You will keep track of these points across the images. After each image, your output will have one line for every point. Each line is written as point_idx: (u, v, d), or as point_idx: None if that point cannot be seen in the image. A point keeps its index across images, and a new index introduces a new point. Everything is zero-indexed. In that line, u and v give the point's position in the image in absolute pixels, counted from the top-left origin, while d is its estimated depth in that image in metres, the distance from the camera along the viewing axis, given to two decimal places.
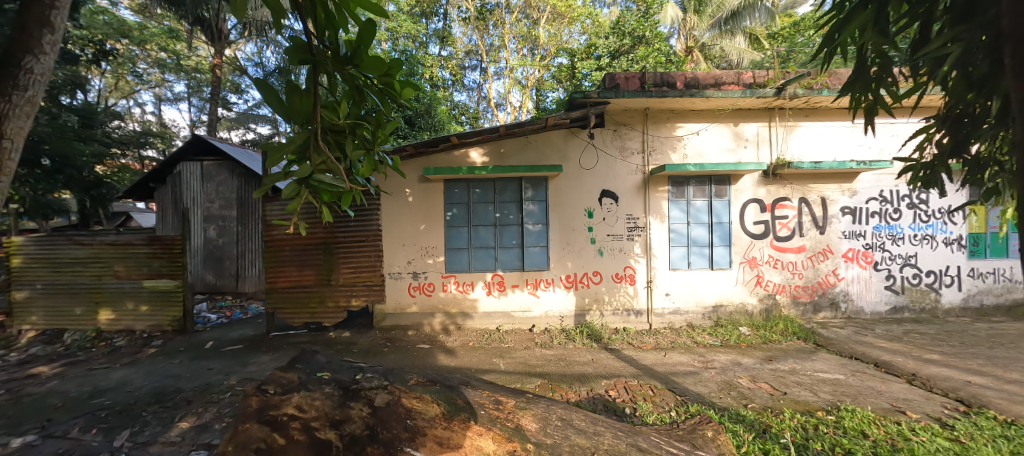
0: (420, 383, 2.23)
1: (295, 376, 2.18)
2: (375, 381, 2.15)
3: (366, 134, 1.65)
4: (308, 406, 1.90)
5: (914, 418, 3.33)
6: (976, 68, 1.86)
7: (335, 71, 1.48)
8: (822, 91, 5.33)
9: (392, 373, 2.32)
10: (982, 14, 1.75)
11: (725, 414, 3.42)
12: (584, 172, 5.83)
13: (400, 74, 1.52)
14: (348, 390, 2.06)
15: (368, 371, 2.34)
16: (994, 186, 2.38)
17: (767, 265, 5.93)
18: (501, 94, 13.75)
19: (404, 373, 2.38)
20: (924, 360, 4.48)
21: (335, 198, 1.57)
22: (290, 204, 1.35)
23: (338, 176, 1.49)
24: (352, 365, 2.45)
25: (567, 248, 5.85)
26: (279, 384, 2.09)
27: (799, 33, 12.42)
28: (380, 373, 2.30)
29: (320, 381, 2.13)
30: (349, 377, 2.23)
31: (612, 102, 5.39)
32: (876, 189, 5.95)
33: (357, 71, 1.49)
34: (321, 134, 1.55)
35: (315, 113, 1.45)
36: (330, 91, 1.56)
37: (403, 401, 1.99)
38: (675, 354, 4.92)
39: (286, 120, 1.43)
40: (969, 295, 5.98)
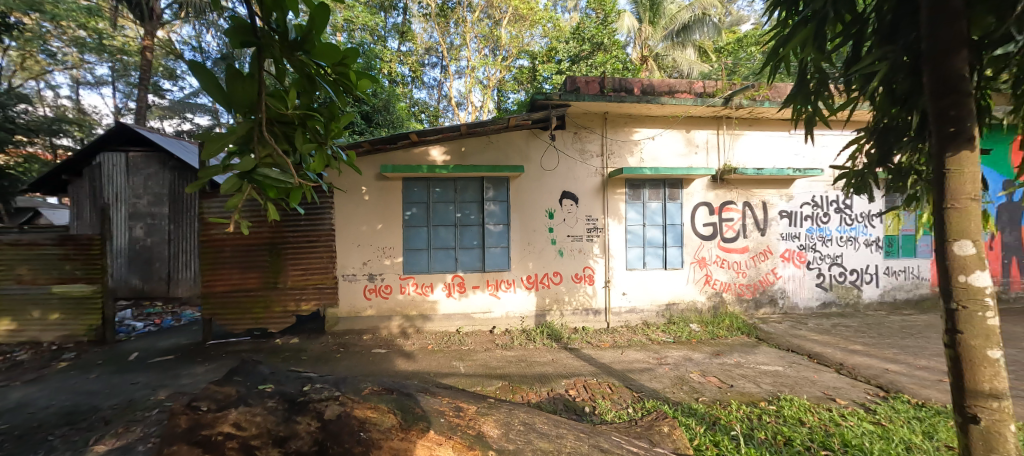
0: (375, 392, 2.15)
1: (232, 391, 2.03)
2: (325, 392, 2.04)
3: (317, 126, 1.56)
4: (247, 423, 1.78)
5: (842, 404, 3.63)
6: (898, 85, 2.10)
7: (283, 59, 1.39)
8: (764, 103, 5.73)
9: (345, 383, 2.21)
10: (902, 38, 2.01)
11: (678, 409, 3.57)
12: (545, 173, 5.88)
13: (356, 63, 1.43)
14: (294, 403, 1.94)
15: (317, 381, 2.21)
16: (913, 193, 2.63)
17: (715, 264, 6.25)
18: (461, 93, 13.63)
19: (358, 381, 2.29)
20: (850, 350, 4.90)
21: (282, 194, 1.48)
22: (231, 199, 1.26)
23: (286, 171, 1.41)
24: (300, 375, 2.32)
25: (528, 249, 5.88)
26: (213, 400, 1.94)
27: (743, 49, 13.32)
28: (330, 384, 2.19)
29: (262, 395, 1.99)
30: (295, 388, 2.10)
31: (572, 105, 5.48)
32: (810, 195, 6.44)
33: (307, 58, 1.40)
34: (268, 125, 1.46)
35: (259, 102, 1.36)
36: (276, 78, 1.45)
37: (357, 412, 1.90)
38: (631, 351, 5.07)
39: (226, 107, 1.32)
40: (887, 292, 6.60)
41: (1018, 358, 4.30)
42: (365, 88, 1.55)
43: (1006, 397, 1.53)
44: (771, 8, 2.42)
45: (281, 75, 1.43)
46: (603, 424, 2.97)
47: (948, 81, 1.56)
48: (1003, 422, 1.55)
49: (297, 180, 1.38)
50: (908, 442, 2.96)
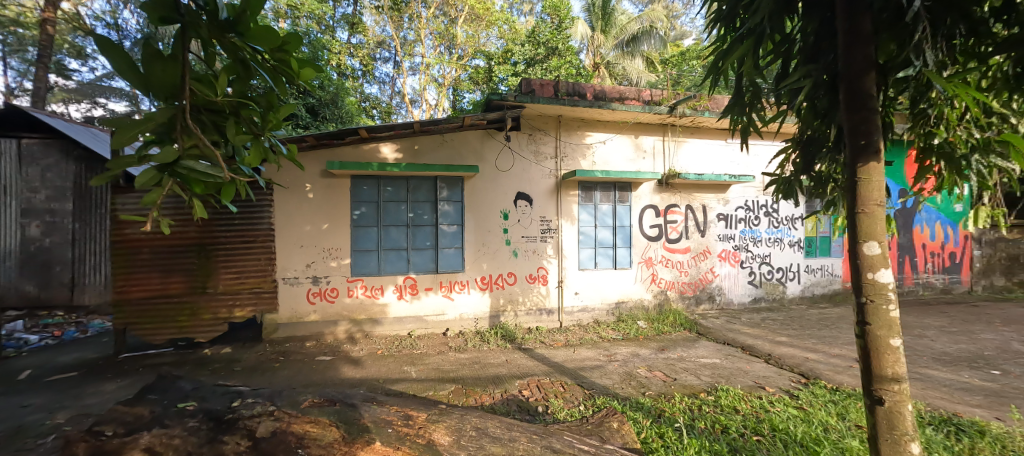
0: (316, 405, 2.03)
1: (145, 411, 1.83)
2: (257, 408, 1.91)
3: (253, 117, 1.46)
4: (165, 447, 1.61)
5: (771, 392, 3.96)
6: (818, 101, 2.33)
7: (213, 40, 1.28)
8: (705, 113, 6.12)
9: (282, 397, 2.07)
10: (823, 58, 2.26)
11: (626, 404, 3.71)
12: (500, 173, 5.89)
13: (298, 51, 1.36)
14: (220, 421, 1.79)
15: (248, 396, 2.05)
16: (831, 198, 2.92)
17: (660, 264, 6.58)
18: (416, 90, 13.33)
19: (296, 393, 2.15)
20: (777, 342, 5.35)
21: (210, 189, 1.35)
22: (147, 195, 1.13)
23: (214, 163, 1.29)
24: (229, 390, 2.14)
25: (483, 250, 5.85)
26: (121, 422, 1.73)
27: (687, 62, 14.19)
28: (263, 397, 2.04)
29: (182, 414, 1.82)
30: (222, 405, 1.94)
31: (527, 107, 5.51)
32: (743, 199, 6.96)
33: (241, 41, 1.30)
34: (194, 113, 1.36)
35: (183, 86, 1.23)
36: (205, 62, 1.33)
37: (295, 427, 1.78)
38: (583, 349, 5.20)
39: (144, 93, 1.20)
40: (807, 288, 7.29)
41: (912, 344, 4.90)
42: (309, 79, 1.49)
43: (905, 380, 1.74)
44: (712, 24, 2.61)
45: (212, 61, 1.32)
46: (556, 423, 3.02)
47: (859, 98, 1.78)
48: (899, 400, 1.78)
49: (228, 175, 1.26)
50: (826, 424, 3.28)
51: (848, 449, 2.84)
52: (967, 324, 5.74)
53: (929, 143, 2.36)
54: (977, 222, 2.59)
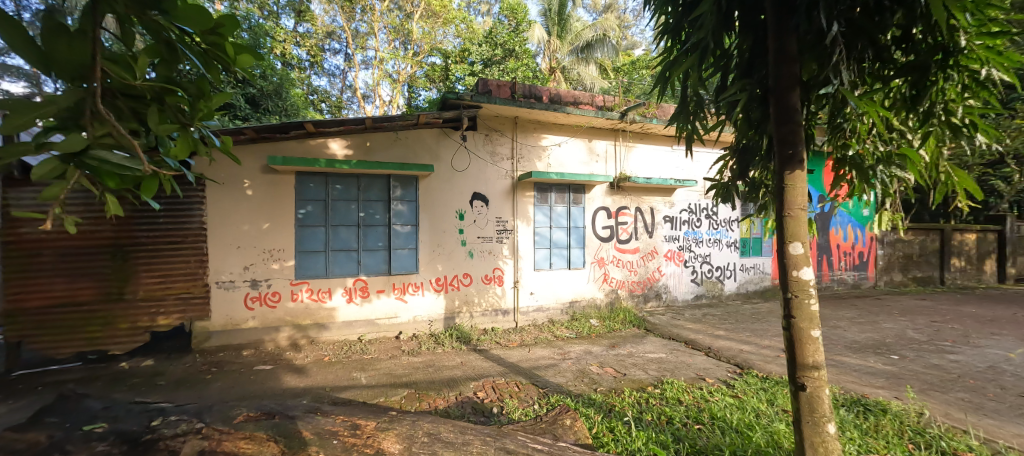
0: (251, 419, 1.88)
1: (42, 436, 1.60)
2: (182, 426, 1.73)
3: (181, 104, 1.36)
4: None
5: (710, 382, 4.24)
6: (752, 114, 2.57)
7: (130, 16, 1.13)
8: (653, 120, 6.47)
9: (211, 412, 1.89)
10: (757, 74, 2.48)
11: (579, 401, 3.81)
12: (455, 173, 5.82)
13: (233, 35, 1.26)
14: (136, 443, 1.61)
15: (171, 413, 1.86)
16: (763, 202, 3.19)
17: (612, 264, 6.83)
18: (368, 85, 12.88)
19: (227, 408, 1.98)
20: (716, 335, 5.74)
21: (127, 182, 1.25)
22: (52, 190, 1.03)
23: (133, 155, 1.19)
24: (149, 407, 1.93)
25: (438, 251, 5.75)
26: (12, 450, 1.50)
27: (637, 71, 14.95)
28: (189, 414, 1.86)
29: (88, 438, 1.61)
30: (139, 425, 1.74)
31: (484, 107, 5.50)
32: (687, 202, 7.41)
33: (165, 19, 1.17)
34: (109, 97, 1.25)
35: (94, 67, 1.10)
36: (121, 41, 1.19)
37: (226, 445, 1.63)
38: (537, 348, 5.27)
39: (44, 71, 1.05)
40: (742, 285, 7.89)
41: (828, 334, 5.47)
42: (246, 65, 1.38)
43: (822, 367, 2.01)
44: (660, 36, 2.77)
45: (130, 41, 1.20)
46: (510, 423, 3.03)
47: (786, 112, 2.11)
48: (815, 385, 2.05)
49: (150, 169, 1.18)
50: (757, 410, 3.56)
51: (776, 431, 3.10)
52: (872, 315, 6.49)
53: (844, 154, 2.66)
54: (881, 225, 2.95)
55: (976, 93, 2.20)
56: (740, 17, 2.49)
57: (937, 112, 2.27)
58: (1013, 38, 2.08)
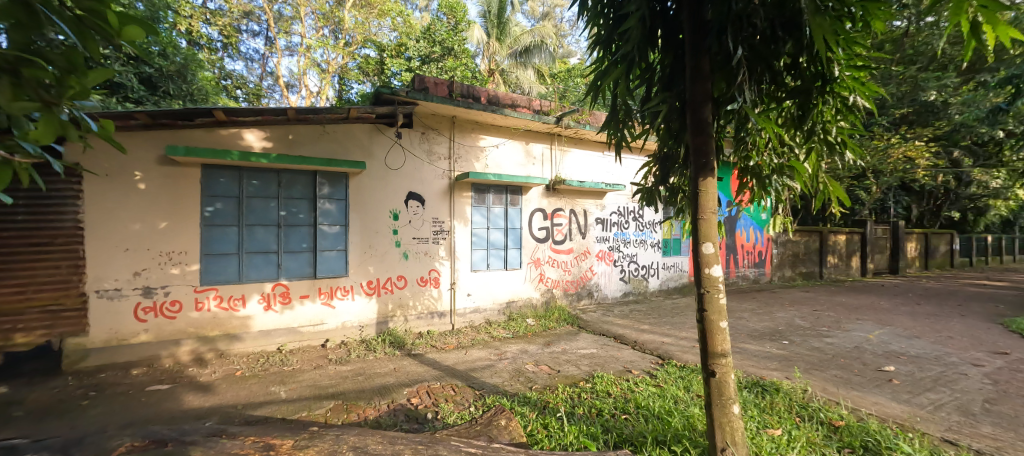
0: (136, 449, 1.57)
1: None
2: None
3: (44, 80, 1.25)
4: None
5: (636, 374, 4.54)
6: (672, 124, 2.83)
7: None
8: (587, 126, 6.79)
9: (83, 444, 1.58)
10: (677, 89, 2.75)
11: (515, 400, 3.85)
12: (389, 171, 5.59)
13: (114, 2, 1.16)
14: None
15: (29, 450, 1.53)
16: (680, 206, 3.50)
17: (547, 264, 7.02)
18: (293, 74, 11.94)
19: (110, 436, 1.69)
20: (641, 330, 6.15)
21: None
22: None
23: None
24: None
25: (369, 252, 5.47)
26: None
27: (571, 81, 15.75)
28: (55, 449, 1.55)
29: None
30: None
31: (420, 104, 5.35)
32: (616, 205, 7.87)
33: None
34: None
35: None
36: None
37: None
38: (474, 350, 5.24)
39: None
40: (663, 282, 8.56)
41: (734, 324, 6.14)
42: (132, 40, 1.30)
43: (727, 355, 2.41)
44: (593, 46, 2.94)
45: None
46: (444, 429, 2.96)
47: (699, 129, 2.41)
48: (722, 369, 2.45)
49: None
50: (676, 396, 3.88)
51: (691, 415, 3.40)
52: (768, 307, 7.41)
53: (747, 165, 3.02)
54: (775, 227, 3.39)
55: (845, 116, 2.65)
56: (662, 35, 2.73)
57: (818, 130, 2.69)
58: (870, 73, 2.56)
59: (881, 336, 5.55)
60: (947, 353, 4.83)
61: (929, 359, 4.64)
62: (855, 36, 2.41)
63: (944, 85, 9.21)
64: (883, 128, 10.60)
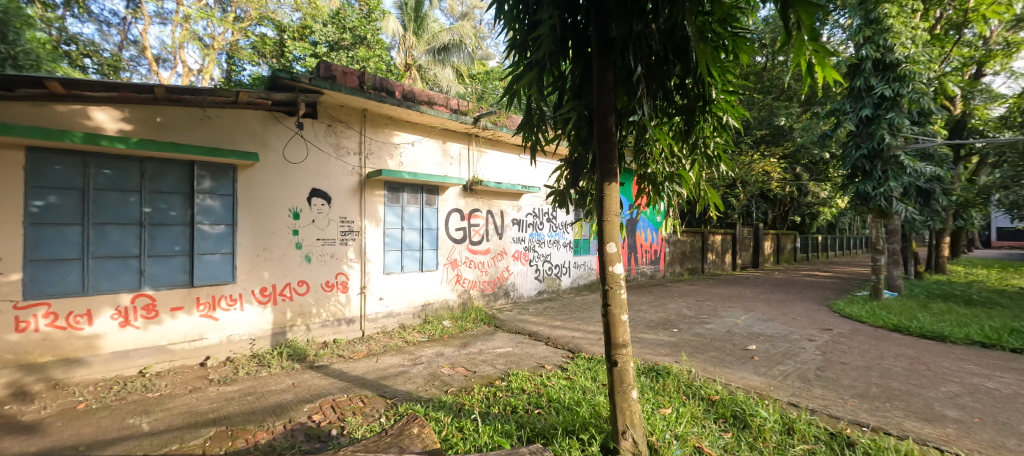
0: None
1: None
2: None
3: None
4: None
5: (548, 369, 4.73)
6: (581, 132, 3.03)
7: None
8: (504, 129, 6.95)
9: None
10: (585, 98, 2.94)
11: (429, 405, 3.74)
12: (288, 165, 5.04)
13: None
14: None
15: None
16: (588, 209, 3.76)
17: (464, 264, 6.98)
18: (166, 46, 10.15)
19: None
20: (554, 326, 6.43)
21: None
22: None
23: None
24: None
25: (263, 255, 4.86)
26: None
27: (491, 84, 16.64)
28: None
29: None
30: None
31: (326, 94, 4.93)
32: (532, 207, 8.13)
33: None
34: None
35: None
36: None
37: None
38: (386, 357, 4.96)
39: None
40: (574, 280, 9.09)
41: (634, 316, 6.77)
42: None
43: (627, 345, 2.65)
44: (509, 50, 3.01)
45: None
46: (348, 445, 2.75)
47: (605, 134, 2.69)
48: (623, 359, 2.69)
49: None
50: (584, 387, 4.13)
51: (597, 404, 3.64)
52: (661, 300, 8.30)
53: (645, 172, 3.38)
54: (669, 228, 3.83)
55: (721, 132, 3.11)
56: (572, 46, 2.90)
57: (700, 144, 3.11)
58: (738, 98, 3.06)
59: (747, 321, 6.58)
60: (792, 331, 5.92)
61: (781, 337, 5.63)
62: (728, 65, 2.86)
63: (790, 113, 11.31)
64: (748, 146, 12.64)
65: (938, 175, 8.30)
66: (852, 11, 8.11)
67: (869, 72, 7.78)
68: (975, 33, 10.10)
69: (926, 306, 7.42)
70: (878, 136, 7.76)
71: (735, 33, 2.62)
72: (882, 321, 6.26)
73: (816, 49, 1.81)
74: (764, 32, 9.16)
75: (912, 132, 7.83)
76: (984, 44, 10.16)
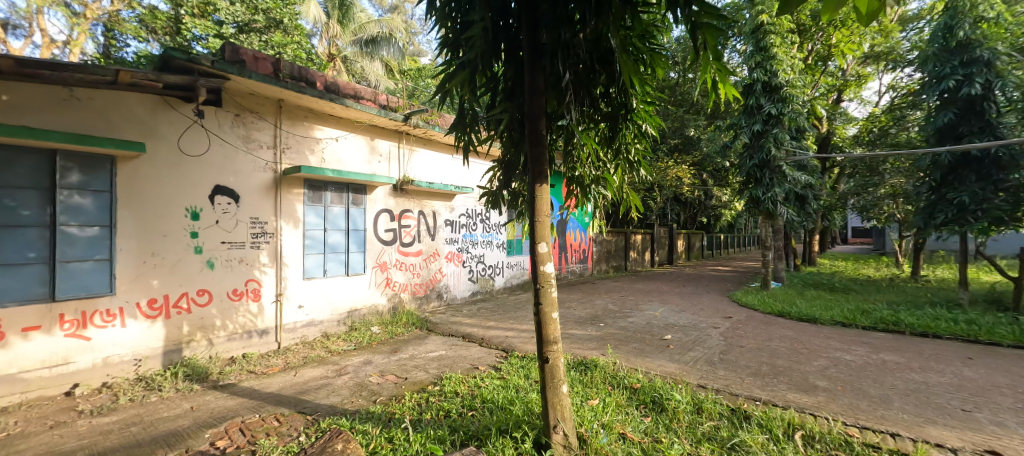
0: None
1: None
2: None
3: None
4: None
5: (482, 369, 4.72)
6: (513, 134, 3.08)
7: None
8: (436, 128, 6.80)
9: None
10: (517, 101, 2.99)
11: (355, 418, 3.51)
12: (185, 158, 4.41)
13: None
14: None
15: None
16: (520, 210, 3.82)
17: (394, 267, 6.70)
18: (16, 9, 8.31)
19: None
20: (487, 326, 6.43)
21: None
22: None
23: None
24: None
25: (152, 261, 4.19)
26: None
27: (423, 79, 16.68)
28: None
29: None
30: None
31: (233, 80, 4.41)
32: (465, 207, 8.05)
33: None
34: None
35: None
36: None
37: None
38: (306, 369, 4.56)
39: None
40: (508, 280, 9.17)
41: (565, 313, 7.02)
42: None
43: (558, 342, 2.74)
44: (441, 48, 2.96)
45: None
46: None
47: (536, 137, 2.75)
48: (554, 355, 2.77)
49: None
50: (518, 385, 4.19)
51: (530, 401, 3.70)
52: (590, 297, 8.72)
53: (573, 175, 3.52)
54: (597, 229, 4.04)
55: (641, 140, 3.35)
56: (504, 49, 2.93)
57: (623, 149, 3.32)
58: (655, 109, 3.32)
59: (664, 313, 7.20)
60: (701, 321, 6.60)
61: (692, 326, 6.25)
62: (647, 78, 3.09)
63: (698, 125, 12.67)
64: (663, 153, 13.87)
65: (811, 183, 9.83)
66: (745, 38, 9.31)
67: (759, 92, 9.03)
68: (835, 65, 12.15)
69: (804, 294, 8.73)
70: (766, 148, 9.01)
71: (652, 49, 2.84)
72: (771, 308, 7.24)
73: (719, 67, 2.03)
74: (677, 50, 10.12)
75: (792, 145, 9.18)
76: (842, 75, 12.25)
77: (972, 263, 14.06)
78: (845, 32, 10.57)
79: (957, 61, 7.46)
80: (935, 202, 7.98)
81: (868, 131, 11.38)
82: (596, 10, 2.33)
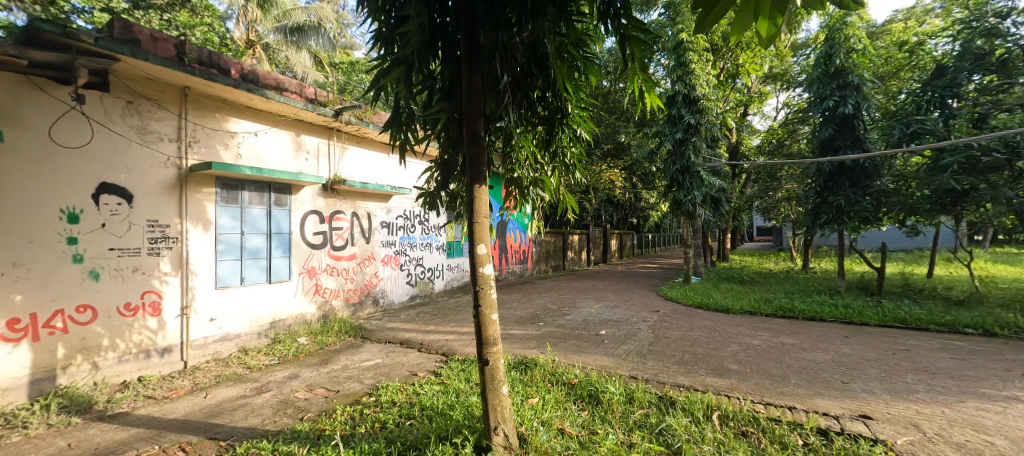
0: None
1: None
2: None
3: None
4: None
5: (422, 376, 4.56)
6: (452, 134, 3.02)
7: None
8: (370, 125, 6.48)
9: None
10: (455, 100, 2.94)
11: (279, 439, 3.19)
12: (60, 150, 3.73)
13: None
14: None
15: None
16: (458, 211, 3.75)
17: (324, 272, 6.25)
18: None
19: None
20: (426, 331, 6.23)
21: None
22: None
23: None
24: None
25: (10, 273, 3.46)
26: None
27: (355, 72, 15.89)
28: None
29: None
30: None
31: (124, 61, 3.82)
32: (402, 209, 7.76)
33: None
34: None
35: None
36: None
37: None
38: (217, 390, 4.06)
39: None
40: (447, 282, 8.99)
41: (505, 314, 7.05)
42: None
43: (498, 343, 2.73)
44: (374, 42, 2.80)
45: None
46: None
47: (474, 138, 2.71)
48: (494, 356, 2.75)
49: None
50: (459, 389, 4.10)
51: (470, 404, 3.63)
52: (530, 297, 8.83)
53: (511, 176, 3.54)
54: (536, 230, 4.10)
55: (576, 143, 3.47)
56: (442, 48, 2.86)
57: (559, 151, 3.42)
58: (588, 114, 3.47)
59: (599, 309, 7.54)
60: (633, 315, 7.01)
61: (624, 321, 6.61)
62: (581, 85, 3.21)
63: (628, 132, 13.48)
64: (596, 157, 14.59)
65: (724, 187, 10.93)
66: (668, 53, 10.11)
67: (680, 103, 9.88)
68: (742, 83, 13.63)
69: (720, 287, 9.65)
70: (686, 155, 9.83)
71: (586, 57, 2.93)
72: (693, 301, 7.91)
73: (645, 78, 2.18)
74: (608, 61, 10.73)
75: (707, 153, 10.11)
76: (747, 92, 13.75)
77: (847, 257, 16.50)
78: (749, 54, 11.93)
79: (835, 84, 8.77)
80: (820, 204, 9.29)
81: (768, 142, 12.95)
82: (532, 16, 2.36)
